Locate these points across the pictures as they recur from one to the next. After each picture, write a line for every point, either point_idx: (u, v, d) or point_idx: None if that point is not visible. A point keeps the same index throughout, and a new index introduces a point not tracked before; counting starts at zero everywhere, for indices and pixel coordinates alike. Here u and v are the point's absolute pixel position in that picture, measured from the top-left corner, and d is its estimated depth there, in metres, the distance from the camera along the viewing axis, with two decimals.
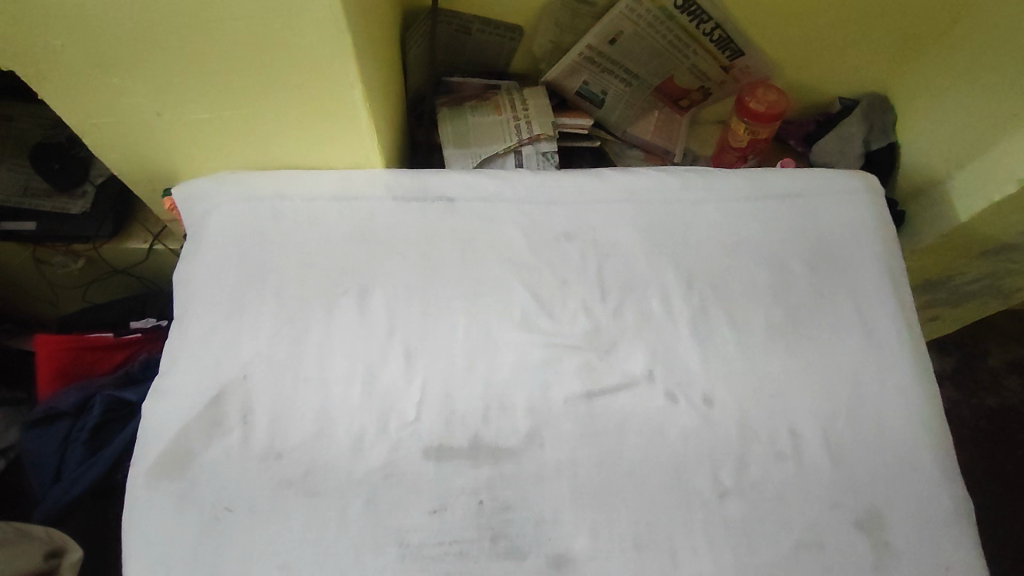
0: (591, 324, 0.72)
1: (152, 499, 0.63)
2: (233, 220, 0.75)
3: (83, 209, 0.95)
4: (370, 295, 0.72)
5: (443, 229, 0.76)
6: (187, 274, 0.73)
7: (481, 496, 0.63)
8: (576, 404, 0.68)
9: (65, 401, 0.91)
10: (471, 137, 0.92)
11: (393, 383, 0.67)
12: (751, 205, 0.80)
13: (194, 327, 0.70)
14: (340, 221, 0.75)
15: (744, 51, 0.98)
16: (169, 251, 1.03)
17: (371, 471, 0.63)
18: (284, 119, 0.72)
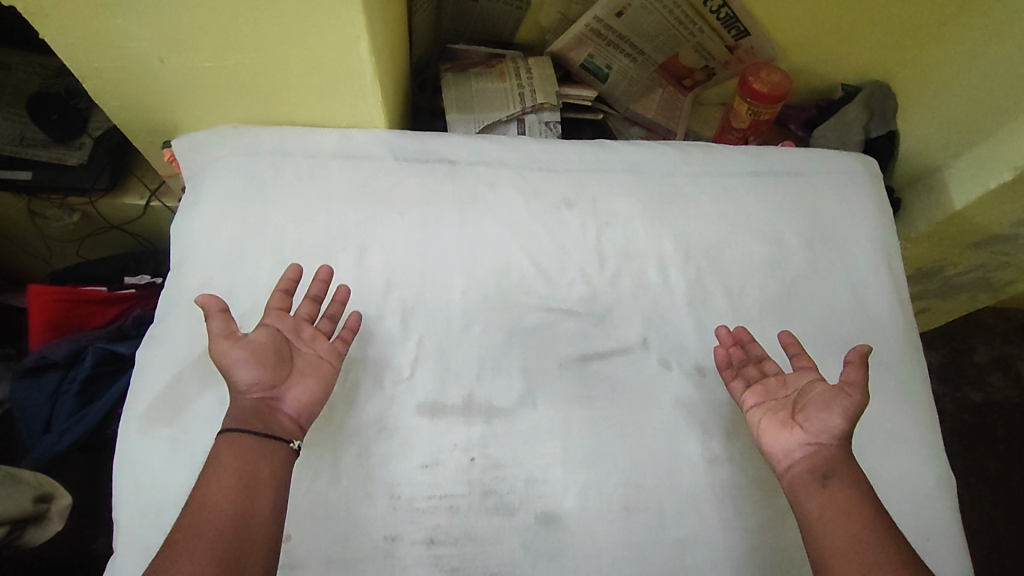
0: (587, 289, 0.72)
1: (143, 444, 0.63)
2: (234, 174, 0.75)
3: (79, 161, 0.94)
4: (367, 253, 0.72)
5: (444, 190, 0.76)
6: (186, 225, 0.73)
7: (473, 454, 0.64)
8: (570, 367, 0.68)
9: (57, 351, 0.91)
10: (475, 103, 0.91)
11: (389, 339, 0.68)
12: (751, 180, 0.81)
13: (191, 277, 0.70)
14: (341, 179, 0.75)
15: (750, 32, 1.00)
16: (166, 209, 1.02)
17: (365, 425, 0.64)
18: (288, 74, 0.72)
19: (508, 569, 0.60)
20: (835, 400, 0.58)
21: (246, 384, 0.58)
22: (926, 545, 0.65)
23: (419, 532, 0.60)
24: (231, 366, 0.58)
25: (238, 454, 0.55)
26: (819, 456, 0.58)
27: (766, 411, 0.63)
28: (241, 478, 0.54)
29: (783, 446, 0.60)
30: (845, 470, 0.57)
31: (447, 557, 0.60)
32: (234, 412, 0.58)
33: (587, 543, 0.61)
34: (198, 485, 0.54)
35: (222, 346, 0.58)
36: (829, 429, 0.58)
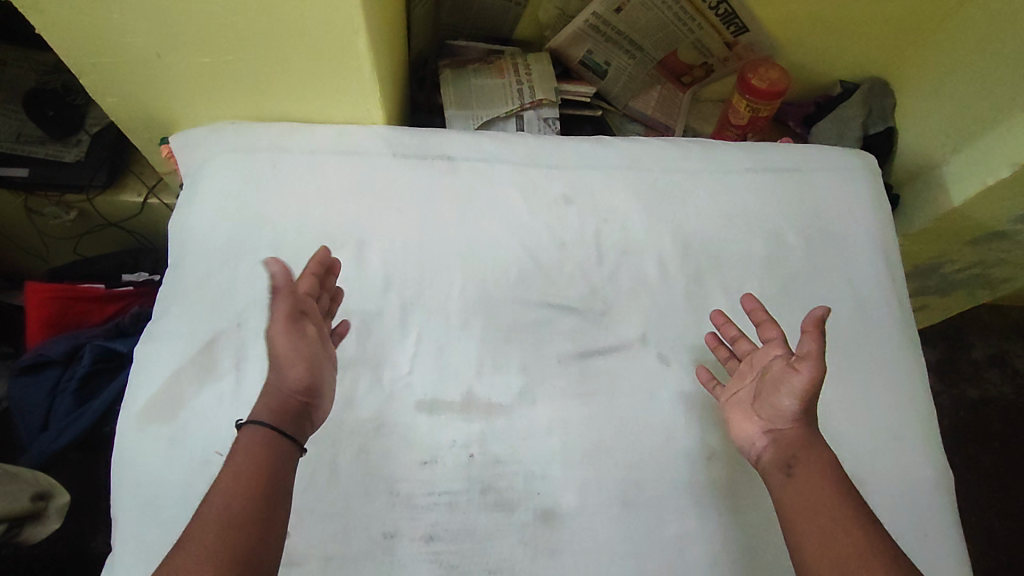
0: (587, 286, 0.72)
1: (142, 441, 0.63)
2: (231, 170, 0.74)
3: (77, 157, 0.95)
4: (366, 250, 0.72)
5: (442, 187, 0.76)
6: (184, 221, 0.73)
7: (472, 450, 0.64)
8: (569, 363, 0.68)
9: (55, 349, 0.90)
10: (473, 99, 0.91)
11: (388, 336, 0.68)
12: (750, 177, 0.81)
13: (190, 274, 0.70)
14: (339, 176, 0.75)
15: (749, 28, 1.00)
16: (164, 206, 1.02)
17: (364, 421, 0.63)
18: (285, 69, 0.71)
19: (507, 566, 0.60)
20: (787, 381, 0.57)
21: (295, 384, 0.58)
22: (924, 541, 0.65)
23: (418, 529, 0.60)
24: (290, 362, 0.57)
25: (269, 451, 0.53)
26: (780, 443, 0.58)
27: (734, 402, 0.64)
28: (273, 471, 0.53)
29: (747, 436, 0.61)
30: (805, 454, 0.57)
31: (446, 554, 0.60)
32: (277, 407, 0.56)
33: (587, 540, 0.61)
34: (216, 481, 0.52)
35: (291, 339, 0.58)
36: (782, 414, 0.58)
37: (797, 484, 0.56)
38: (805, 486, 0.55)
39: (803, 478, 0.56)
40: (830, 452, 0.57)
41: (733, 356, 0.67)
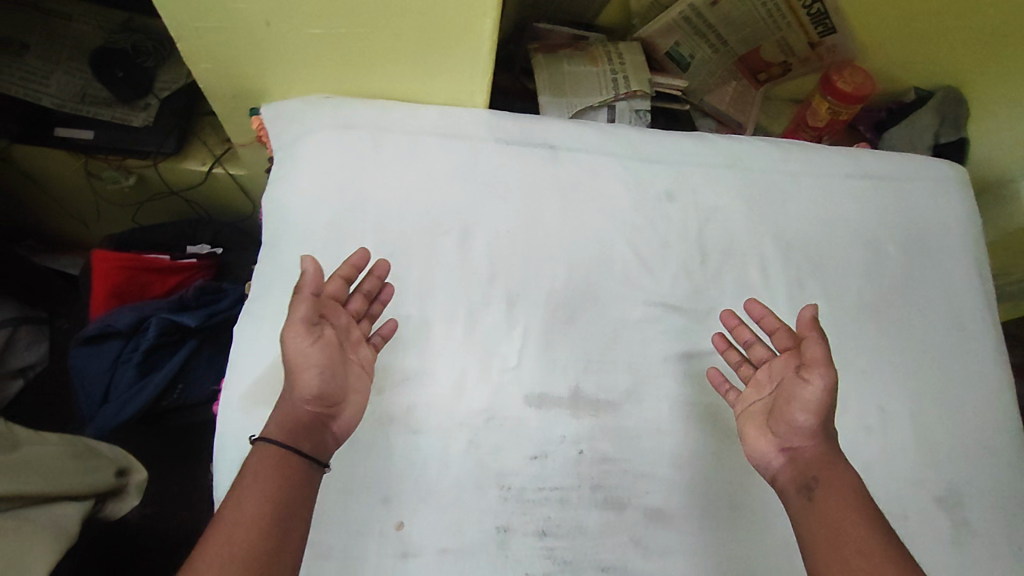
0: (691, 286, 0.71)
1: (248, 423, 0.61)
2: (329, 146, 0.72)
3: (145, 122, 0.92)
4: (471, 238, 0.70)
5: (546, 177, 0.74)
6: (282, 198, 0.71)
7: (581, 446, 0.63)
8: (675, 363, 0.68)
9: (120, 321, 0.88)
10: (567, 86, 0.87)
11: (493, 327, 0.67)
12: (847, 182, 0.80)
13: (291, 253, 0.68)
14: (444, 159, 0.73)
15: (836, 29, 0.98)
16: (229, 176, 0.99)
17: (473, 414, 0.63)
18: (395, 46, 0.69)
19: (619, 564, 0.60)
20: (799, 394, 0.55)
21: (307, 394, 0.54)
22: (1018, 553, 0.66)
23: (531, 523, 0.60)
24: (303, 365, 0.54)
25: (278, 470, 0.51)
26: (798, 462, 0.55)
27: (749, 414, 0.61)
28: (290, 507, 0.50)
29: (761, 454, 0.58)
30: (826, 474, 0.53)
31: (559, 550, 0.59)
32: (287, 419, 0.54)
33: (696, 543, 0.61)
34: (235, 495, 0.49)
35: (301, 341, 0.54)
36: (798, 429, 0.55)
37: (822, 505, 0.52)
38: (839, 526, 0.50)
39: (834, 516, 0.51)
40: (854, 478, 0.53)
41: (745, 360, 0.64)
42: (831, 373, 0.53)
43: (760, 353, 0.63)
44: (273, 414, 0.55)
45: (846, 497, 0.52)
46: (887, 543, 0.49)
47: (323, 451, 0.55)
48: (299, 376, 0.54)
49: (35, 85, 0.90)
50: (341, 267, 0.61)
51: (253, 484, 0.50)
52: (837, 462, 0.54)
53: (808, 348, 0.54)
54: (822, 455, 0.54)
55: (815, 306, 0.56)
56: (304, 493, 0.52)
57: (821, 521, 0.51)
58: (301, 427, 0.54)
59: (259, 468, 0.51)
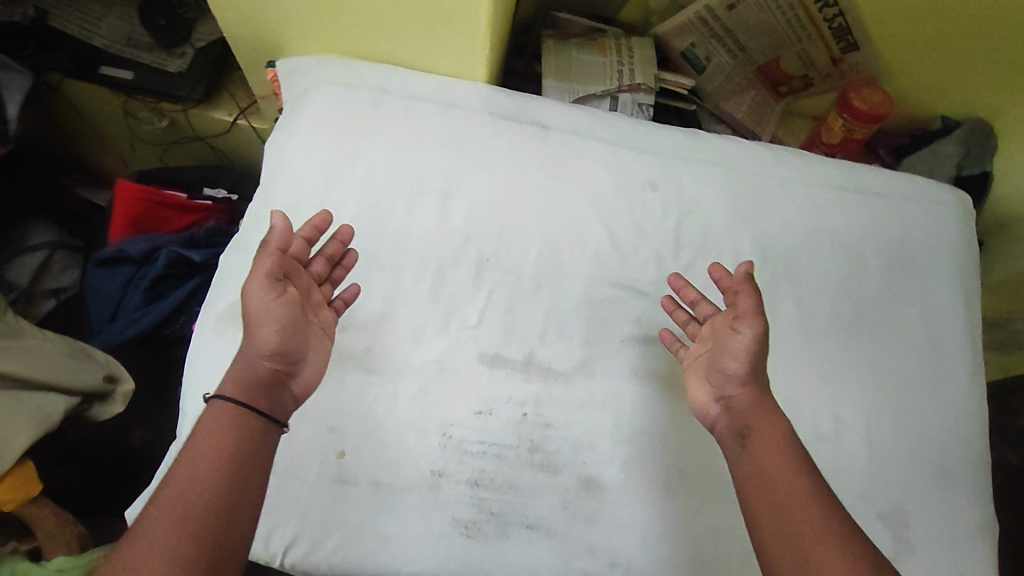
0: (660, 274, 0.72)
1: (218, 343, 0.66)
2: (333, 103, 0.77)
3: (179, 69, 1.00)
4: (451, 200, 0.74)
5: (534, 153, 0.77)
6: (283, 145, 0.76)
7: (526, 409, 0.66)
8: (632, 345, 0.69)
9: (134, 248, 0.95)
10: (573, 72, 0.89)
11: (460, 286, 0.70)
12: (840, 194, 0.78)
13: (282, 196, 0.73)
14: (436, 126, 0.77)
15: (859, 46, 0.97)
16: (252, 128, 1.05)
17: (427, 363, 0.66)
18: (401, 14, 0.73)
19: (544, 525, 0.61)
20: (730, 344, 0.58)
21: (266, 349, 0.57)
22: None
23: (465, 472, 0.62)
24: (265, 320, 0.57)
25: (233, 427, 0.53)
26: (733, 411, 0.58)
27: (694, 366, 0.64)
28: (246, 461, 0.51)
29: (702, 404, 0.62)
30: (756, 420, 0.56)
31: (489, 501, 0.61)
32: (244, 377, 0.56)
33: (620, 517, 0.62)
34: (189, 452, 0.51)
35: (264, 295, 0.57)
36: (729, 376, 0.59)
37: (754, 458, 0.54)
38: (772, 480, 0.52)
39: (769, 472, 0.53)
40: (785, 424, 0.56)
41: (693, 318, 0.67)
42: (761, 323, 0.57)
43: (706, 309, 0.65)
44: (227, 372, 0.56)
45: (773, 440, 0.55)
46: (814, 490, 0.51)
47: (281, 411, 0.57)
48: (261, 331, 0.57)
49: (88, 25, 1.01)
50: (302, 228, 0.64)
51: (207, 443, 0.51)
52: (768, 409, 0.57)
53: (740, 302, 0.58)
54: (753, 401, 0.57)
55: (750, 263, 0.60)
56: (263, 447, 0.54)
57: (754, 467, 0.54)
58: (261, 384, 0.56)
59: (212, 427, 0.52)
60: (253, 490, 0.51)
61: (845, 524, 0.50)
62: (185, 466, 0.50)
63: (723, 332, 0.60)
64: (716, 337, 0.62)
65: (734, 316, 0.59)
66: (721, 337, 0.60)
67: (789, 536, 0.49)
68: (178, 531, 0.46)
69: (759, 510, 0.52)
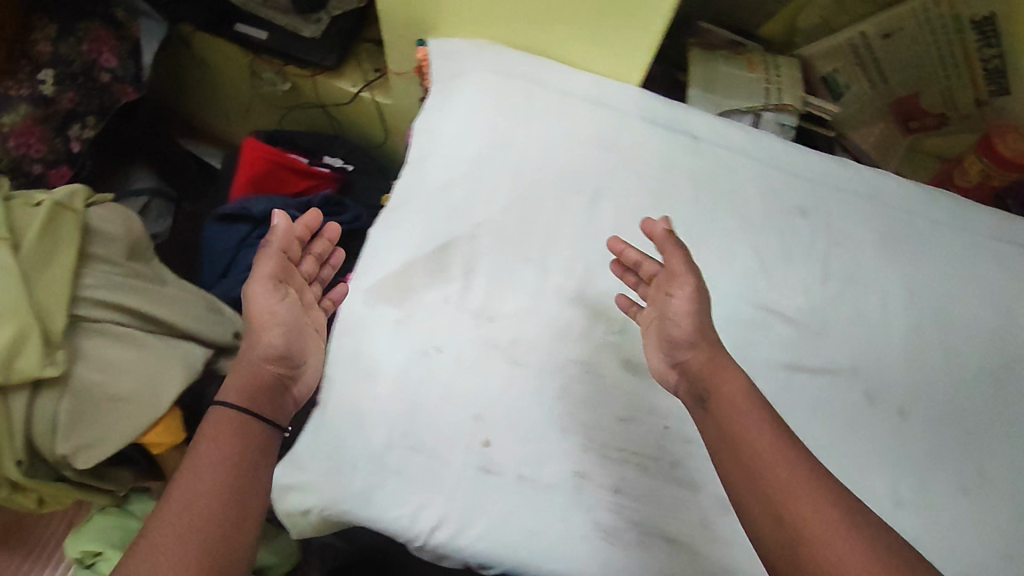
0: (807, 303, 0.72)
1: (369, 316, 0.67)
2: (487, 89, 0.77)
3: (313, 35, 1.00)
4: (600, 202, 0.73)
5: (684, 163, 0.76)
6: (434, 126, 0.77)
7: (668, 422, 0.65)
8: (777, 372, 0.69)
9: (256, 207, 0.97)
10: (720, 85, 0.87)
11: (606, 290, 0.70)
12: (992, 244, 0.77)
13: (435, 177, 0.74)
14: (588, 123, 0.76)
15: (1009, 91, 0.85)
16: (374, 102, 1.05)
17: (574, 363, 0.67)
18: (574, 8, 0.72)
19: (684, 541, 0.61)
20: (671, 310, 0.61)
21: (269, 352, 0.65)
22: None
23: (607, 478, 0.62)
24: (270, 321, 0.65)
25: (233, 433, 0.59)
26: (690, 376, 0.59)
27: (646, 332, 0.65)
28: (246, 466, 0.58)
29: (660, 371, 0.63)
30: (715, 380, 0.57)
31: (628, 510, 0.62)
32: (249, 381, 0.63)
33: None
34: (192, 463, 0.56)
35: (269, 298, 0.65)
36: (676, 339, 0.61)
37: (720, 437, 0.54)
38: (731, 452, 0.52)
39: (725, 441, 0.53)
40: (744, 376, 0.56)
41: (641, 280, 0.67)
42: (693, 282, 0.61)
43: (649, 268, 0.65)
44: (232, 374, 0.64)
45: (734, 403, 0.54)
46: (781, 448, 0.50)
47: (282, 414, 0.65)
48: (267, 333, 0.65)
49: None
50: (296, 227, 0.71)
51: (211, 455, 0.56)
52: (723, 362, 0.58)
53: (670, 260, 0.62)
54: (706, 359, 0.58)
55: (666, 219, 0.63)
56: (262, 451, 0.60)
57: (716, 431, 0.55)
58: (263, 389, 0.64)
59: (214, 440, 0.58)
60: (260, 482, 0.58)
61: (831, 479, 0.48)
62: (191, 477, 0.54)
63: (668, 302, 0.62)
64: (654, 299, 0.64)
65: (666, 279, 0.62)
66: (675, 307, 0.61)
67: (773, 512, 0.47)
68: (194, 531, 0.51)
69: (745, 503, 0.50)
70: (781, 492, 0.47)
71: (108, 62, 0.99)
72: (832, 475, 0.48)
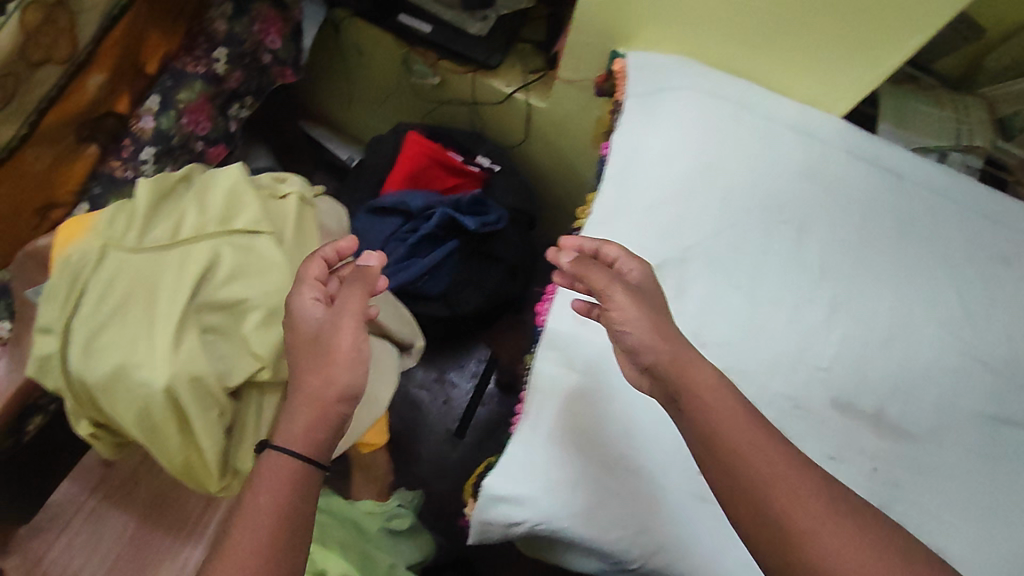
0: (1013, 355, 0.71)
1: (587, 330, 0.69)
2: (693, 110, 0.77)
3: (479, 33, 0.99)
4: (806, 235, 0.73)
5: (888, 201, 0.75)
6: (640, 143, 0.76)
7: (876, 463, 0.67)
8: (981, 423, 0.69)
9: (414, 201, 0.98)
10: (910, 121, 0.87)
11: (814, 325, 0.71)
12: None
13: (645, 195, 0.74)
14: (795, 153, 0.76)
15: None
16: (525, 104, 1.03)
17: (784, 399, 0.69)
18: (802, 40, 0.76)
19: None
20: (614, 312, 0.56)
21: (348, 393, 0.54)
22: None
23: None
24: (359, 361, 0.54)
25: (282, 480, 0.50)
26: (661, 380, 0.54)
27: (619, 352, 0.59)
28: (295, 516, 0.49)
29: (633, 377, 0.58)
30: (687, 380, 0.52)
31: None
32: (318, 419, 0.53)
33: None
34: (243, 512, 0.48)
35: (359, 337, 0.55)
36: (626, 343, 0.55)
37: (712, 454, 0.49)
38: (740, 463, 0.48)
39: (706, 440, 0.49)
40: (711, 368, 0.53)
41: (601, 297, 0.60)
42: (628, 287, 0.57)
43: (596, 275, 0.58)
44: (295, 419, 0.52)
45: (716, 410, 0.50)
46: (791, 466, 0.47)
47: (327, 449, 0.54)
48: (345, 371, 0.54)
49: None
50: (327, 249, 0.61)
51: (264, 504, 0.48)
52: (692, 359, 0.53)
53: (616, 294, 0.56)
54: (674, 357, 0.53)
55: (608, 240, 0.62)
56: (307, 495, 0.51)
57: (702, 429, 0.50)
58: (332, 427, 0.53)
59: (270, 486, 0.49)
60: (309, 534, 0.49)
61: (843, 495, 0.47)
62: (242, 531, 0.47)
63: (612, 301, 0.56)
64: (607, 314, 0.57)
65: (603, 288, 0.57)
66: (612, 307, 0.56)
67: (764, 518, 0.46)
68: None
69: (745, 517, 0.47)
70: (795, 517, 0.45)
71: (272, 44, 0.97)
72: (843, 490, 0.47)
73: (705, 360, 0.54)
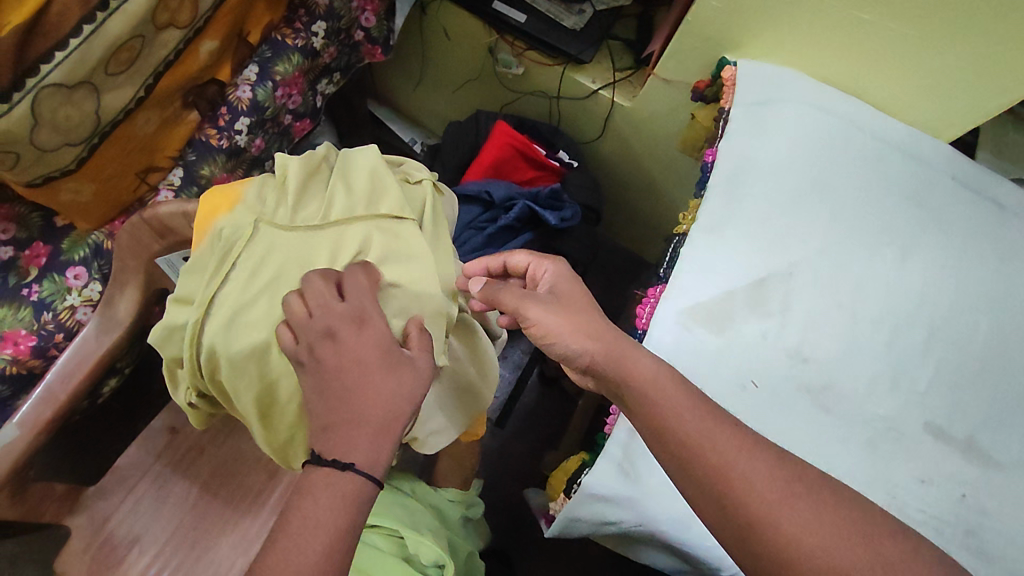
0: None
1: (692, 337, 0.70)
2: (806, 125, 0.77)
3: (574, 25, 0.99)
4: (910, 256, 0.72)
5: (994, 229, 0.75)
6: (750, 154, 0.77)
7: (964, 491, 0.66)
8: None
9: (497, 191, 0.97)
10: (1008, 153, 0.88)
11: (912, 347, 0.70)
12: None
13: (753, 208, 0.74)
14: (903, 175, 0.76)
15: None
16: (610, 103, 1.02)
17: (878, 419, 0.69)
18: (923, 62, 0.76)
19: None
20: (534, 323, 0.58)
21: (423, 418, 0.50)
22: None
23: None
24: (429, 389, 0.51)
25: (338, 497, 0.43)
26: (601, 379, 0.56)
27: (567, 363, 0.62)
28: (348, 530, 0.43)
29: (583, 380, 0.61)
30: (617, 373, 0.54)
31: None
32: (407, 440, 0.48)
33: None
34: (291, 523, 0.42)
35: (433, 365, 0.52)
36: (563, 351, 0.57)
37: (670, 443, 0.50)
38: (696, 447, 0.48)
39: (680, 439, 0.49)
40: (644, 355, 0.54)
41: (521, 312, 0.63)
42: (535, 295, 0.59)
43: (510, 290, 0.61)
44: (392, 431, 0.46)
45: (659, 394, 0.51)
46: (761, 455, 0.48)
47: None
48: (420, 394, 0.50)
49: None
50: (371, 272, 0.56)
51: (315, 515, 0.43)
52: (624, 353, 0.54)
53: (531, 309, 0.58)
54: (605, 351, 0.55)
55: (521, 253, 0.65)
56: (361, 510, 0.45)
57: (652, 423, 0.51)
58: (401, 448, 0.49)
59: (320, 497, 0.43)
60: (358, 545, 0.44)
61: (799, 474, 0.48)
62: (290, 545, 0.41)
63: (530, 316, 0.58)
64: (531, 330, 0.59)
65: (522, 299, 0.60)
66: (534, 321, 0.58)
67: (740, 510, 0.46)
68: None
69: (711, 509, 0.48)
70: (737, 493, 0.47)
71: (366, 21, 0.96)
72: (803, 469, 0.48)
73: (645, 350, 0.56)
